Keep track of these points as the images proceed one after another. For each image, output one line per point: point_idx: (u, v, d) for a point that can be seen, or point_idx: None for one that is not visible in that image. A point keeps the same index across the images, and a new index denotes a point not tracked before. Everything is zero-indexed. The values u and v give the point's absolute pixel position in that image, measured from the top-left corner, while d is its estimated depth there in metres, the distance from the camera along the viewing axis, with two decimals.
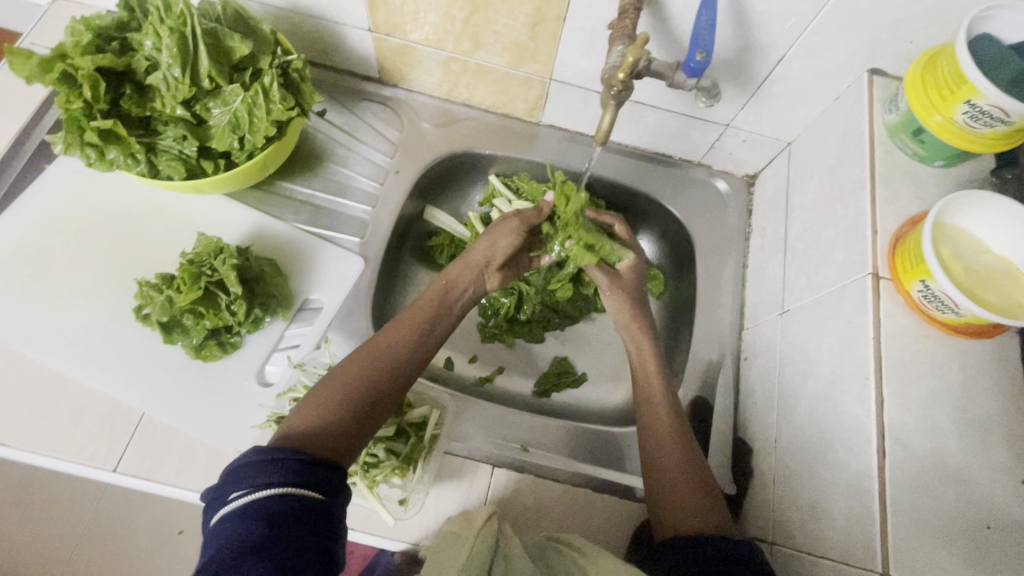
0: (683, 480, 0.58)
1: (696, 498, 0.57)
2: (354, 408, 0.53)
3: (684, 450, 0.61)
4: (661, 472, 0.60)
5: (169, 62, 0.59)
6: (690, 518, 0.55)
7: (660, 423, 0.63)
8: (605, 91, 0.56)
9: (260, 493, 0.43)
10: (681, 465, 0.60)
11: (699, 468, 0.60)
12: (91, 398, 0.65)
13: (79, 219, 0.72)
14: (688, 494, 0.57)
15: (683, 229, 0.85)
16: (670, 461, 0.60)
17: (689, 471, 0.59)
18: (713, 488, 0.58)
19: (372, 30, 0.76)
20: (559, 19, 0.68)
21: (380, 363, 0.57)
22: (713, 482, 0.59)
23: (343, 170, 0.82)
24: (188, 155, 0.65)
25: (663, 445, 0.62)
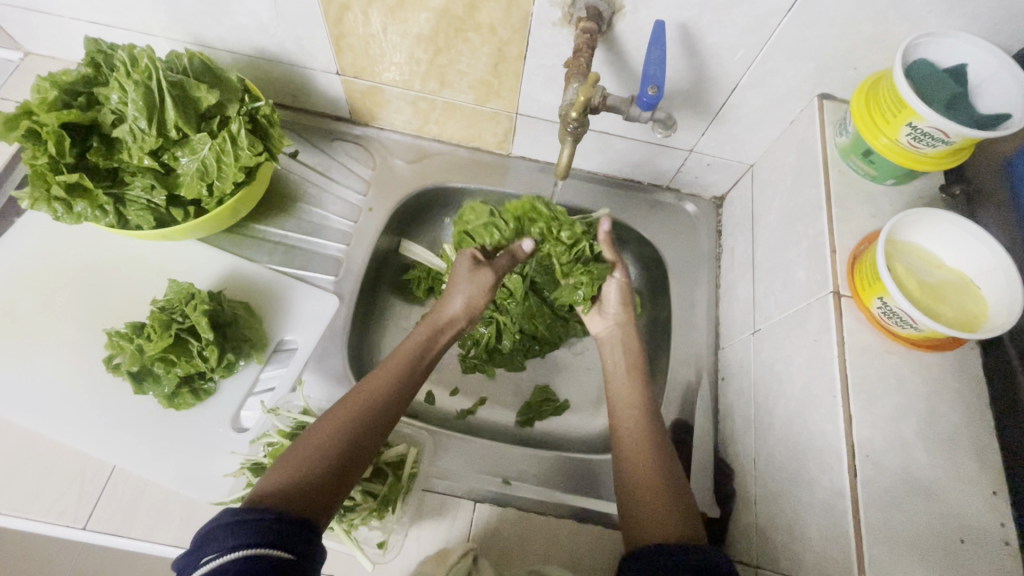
0: (647, 484, 0.59)
1: (668, 508, 0.57)
2: (332, 464, 0.51)
3: (658, 460, 0.62)
4: (634, 483, 0.60)
5: (136, 114, 0.60)
6: (662, 526, 0.55)
7: (627, 427, 0.65)
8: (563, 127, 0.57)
9: (227, 556, 0.41)
10: (654, 473, 0.60)
11: (674, 479, 0.60)
12: (60, 454, 0.64)
13: (49, 272, 0.72)
14: (659, 503, 0.58)
15: (655, 252, 0.86)
16: (644, 471, 0.61)
17: (662, 480, 0.60)
18: (686, 499, 0.59)
19: (340, 73, 0.78)
20: (519, 58, 0.70)
21: (361, 414, 0.55)
22: (686, 494, 0.60)
23: (317, 210, 0.82)
24: (157, 204, 0.65)
25: (636, 453, 0.63)
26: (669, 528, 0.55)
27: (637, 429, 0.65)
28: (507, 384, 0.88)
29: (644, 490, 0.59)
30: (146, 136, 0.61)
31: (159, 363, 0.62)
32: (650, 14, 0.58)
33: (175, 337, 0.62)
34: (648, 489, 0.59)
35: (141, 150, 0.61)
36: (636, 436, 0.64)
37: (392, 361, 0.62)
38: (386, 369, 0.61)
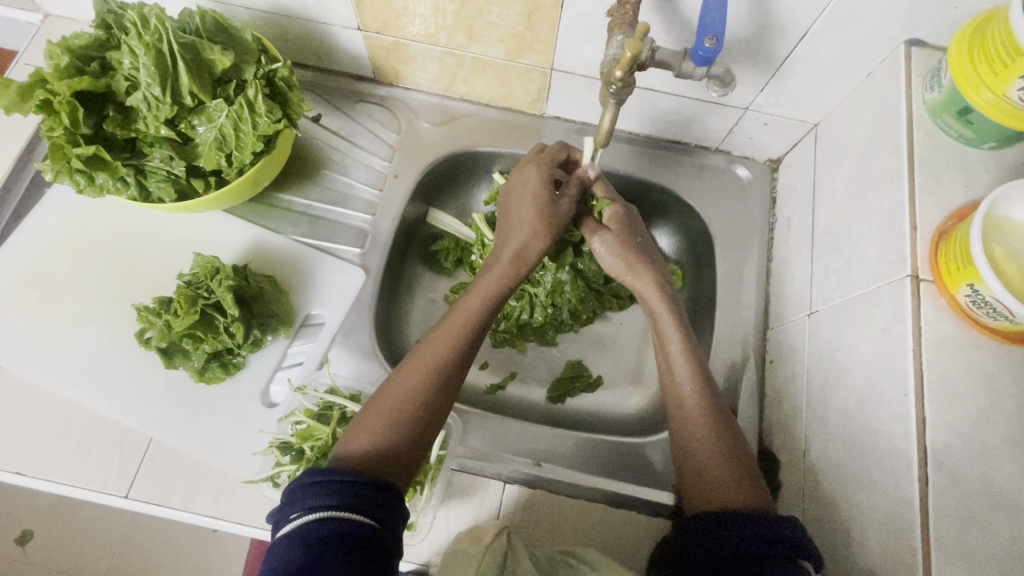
0: (711, 459, 0.56)
1: (737, 477, 0.55)
2: (406, 429, 0.52)
3: (716, 429, 0.58)
4: (695, 456, 0.57)
5: (149, 81, 0.57)
6: (730, 492, 0.54)
7: (686, 400, 0.60)
8: (605, 88, 0.51)
9: (312, 515, 0.43)
10: (714, 444, 0.57)
11: (732, 446, 0.57)
12: (100, 425, 0.65)
13: (79, 244, 0.72)
14: (722, 471, 0.55)
15: (701, 221, 0.80)
16: (700, 442, 0.58)
17: (721, 448, 0.57)
18: (746, 462, 0.57)
19: (362, 29, 0.73)
20: (555, 7, 0.63)
21: (431, 376, 0.55)
22: (746, 457, 0.57)
23: (341, 178, 0.79)
24: (177, 175, 0.63)
25: (690, 426, 0.59)
26: (738, 495, 0.53)
27: (690, 400, 0.60)
28: (539, 359, 0.85)
29: (701, 457, 0.57)
30: (161, 104, 0.58)
31: (187, 339, 0.61)
32: None
33: (205, 315, 0.62)
34: (707, 457, 0.56)
35: (157, 119, 0.59)
36: (689, 408, 0.60)
37: (459, 315, 0.60)
38: (451, 324, 0.59)
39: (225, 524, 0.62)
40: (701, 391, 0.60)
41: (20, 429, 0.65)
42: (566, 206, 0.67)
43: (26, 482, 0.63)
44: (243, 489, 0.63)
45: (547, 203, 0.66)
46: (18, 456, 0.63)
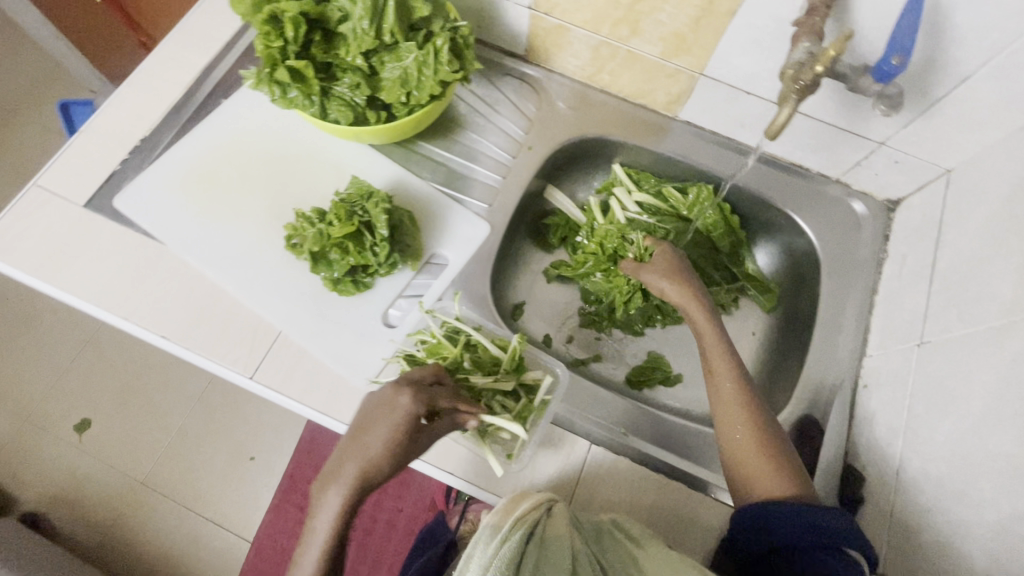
0: (747, 448, 0.59)
1: (775, 465, 0.58)
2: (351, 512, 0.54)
3: (752, 419, 0.61)
4: (732, 446, 0.61)
5: (361, 14, 0.64)
6: (771, 482, 0.57)
7: (723, 396, 0.63)
8: (789, 84, 0.55)
9: None
10: (750, 432, 0.60)
11: (774, 436, 0.60)
12: (237, 311, 0.72)
13: (245, 151, 0.80)
14: (762, 461, 0.58)
15: (809, 244, 0.83)
16: (735, 430, 0.61)
17: (757, 436, 0.60)
18: (783, 449, 0.59)
19: (532, 8, 0.79)
20: (728, 14, 0.67)
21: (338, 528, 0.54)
22: (783, 443, 0.60)
23: (479, 139, 0.85)
24: (357, 103, 0.70)
25: (727, 415, 0.62)
26: (776, 486, 0.57)
27: (728, 391, 0.63)
28: (625, 346, 0.89)
29: (739, 452, 0.60)
30: (365, 36, 0.65)
31: (337, 249, 0.68)
32: None
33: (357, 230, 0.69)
34: (750, 452, 0.59)
35: (358, 50, 0.66)
36: (727, 398, 0.63)
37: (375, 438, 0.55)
38: (373, 439, 0.55)
39: (333, 421, 0.68)
40: (742, 387, 0.63)
41: (169, 300, 0.72)
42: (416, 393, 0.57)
43: (168, 347, 0.70)
44: (354, 394, 0.69)
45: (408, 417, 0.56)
46: (166, 323, 0.71)
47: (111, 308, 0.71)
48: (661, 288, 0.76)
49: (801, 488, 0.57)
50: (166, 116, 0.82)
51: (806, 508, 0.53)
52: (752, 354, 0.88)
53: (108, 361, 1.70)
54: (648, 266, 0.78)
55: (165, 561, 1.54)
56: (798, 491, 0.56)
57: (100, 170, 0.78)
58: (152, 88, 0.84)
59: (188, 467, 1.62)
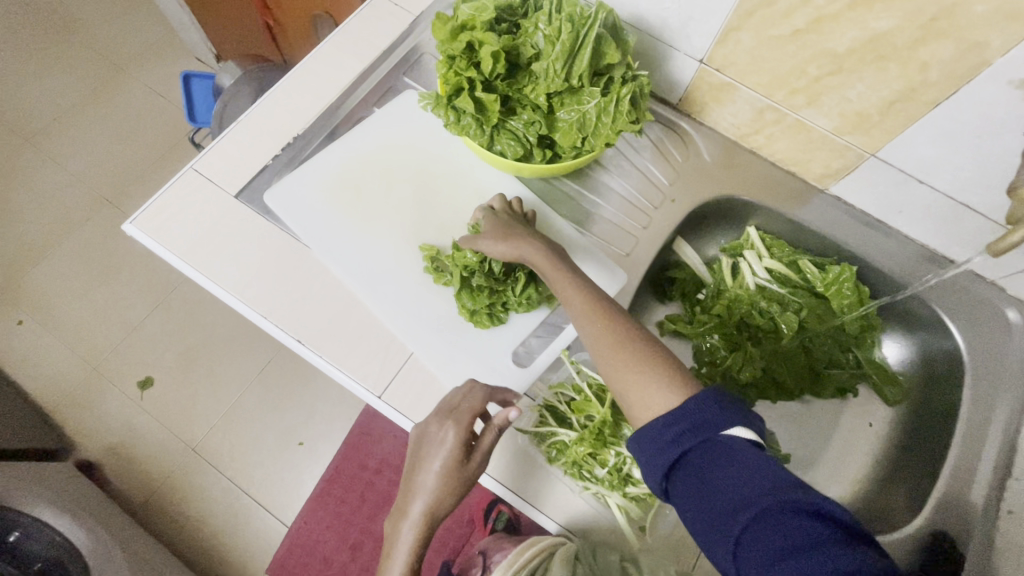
0: (614, 349, 0.58)
1: (636, 360, 0.57)
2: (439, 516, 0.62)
3: (607, 315, 0.61)
4: (614, 365, 0.58)
5: (558, 55, 0.63)
6: (645, 389, 0.55)
7: (589, 316, 0.61)
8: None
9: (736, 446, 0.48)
10: (614, 335, 0.59)
11: (631, 339, 0.59)
12: (372, 325, 0.72)
13: (394, 163, 0.80)
14: (623, 366, 0.57)
15: (953, 345, 0.79)
16: (611, 343, 0.59)
17: (615, 336, 0.59)
18: (633, 341, 0.59)
19: (704, 61, 0.78)
20: (928, 104, 0.64)
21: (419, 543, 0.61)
22: (632, 336, 0.59)
23: (621, 183, 0.84)
24: (528, 140, 0.69)
25: (610, 333, 0.60)
26: (663, 399, 0.54)
27: (598, 310, 0.62)
28: None
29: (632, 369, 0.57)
30: (556, 78, 0.64)
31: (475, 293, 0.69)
32: None
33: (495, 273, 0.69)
34: (628, 370, 0.57)
35: (544, 90, 0.65)
36: (598, 316, 0.61)
37: (440, 453, 0.59)
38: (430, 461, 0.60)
39: None
40: (595, 296, 0.62)
41: (308, 305, 0.72)
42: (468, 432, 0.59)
43: (301, 351, 0.71)
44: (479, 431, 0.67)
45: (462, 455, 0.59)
46: (302, 327, 0.71)
47: (251, 304, 0.71)
48: (517, 246, 0.65)
49: (677, 380, 0.55)
50: (320, 116, 0.83)
51: (679, 413, 0.51)
52: (870, 446, 0.84)
53: (179, 325, 1.74)
54: (486, 235, 0.67)
55: (204, 533, 1.55)
56: (681, 395, 0.53)
57: (253, 162, 0.79)
58: (309, 86, 0.85)
59: (240, 442, 1.63)
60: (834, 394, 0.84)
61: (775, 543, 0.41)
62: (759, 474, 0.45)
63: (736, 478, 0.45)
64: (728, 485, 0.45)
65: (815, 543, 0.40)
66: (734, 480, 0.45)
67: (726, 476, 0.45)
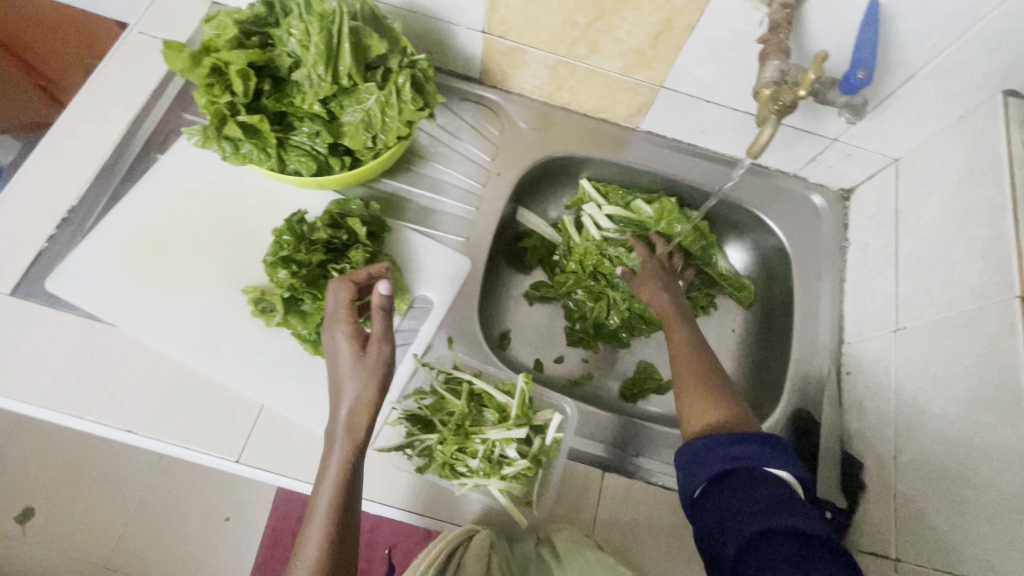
0: (697, 389, 0.62)
1: (708, 396, 0.60)
2: (333, 533, 0.53)
3: (692, 355, 0.66)
4: (684, 400, 0.62)
5: (315, 59, 0.59)
6: (710, 413, 0.59)
7: (682, 359, 0.66)
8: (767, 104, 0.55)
9: (776, 472, 0.50)
10: (690, 377, 0.63)
11: (709, 364, 0.64)
12: (212, 389, 0.66)
13: (194, 210, 0.73)
14: (700, 391, 0.61)
15: (778, 241, 0.86)
16: (686, 375, 0.64)
17: (700, 374, 0.63)
18: (718, 377, 0.63)
19: (486, 31, 0.77)
20: (686, 29, 0.68)
21: (329, 520, 0.53)
22: (717, 375, 0.63)
23: (444, 169, 0.83)
24: (319, 151, 0.65)
25: (683, 368, 0.65)
26: (719, 414, 0.58)
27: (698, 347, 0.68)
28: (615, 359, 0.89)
29: (696, 389, 0.62)
30: (322, 82, 0.60)
31: (307, 294, 0.64)
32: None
33: (327, 273, 0.66)
34: (693, 399, 0.61)
35: (314, 96, 0.61)
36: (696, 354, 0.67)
37: (336, 442, 0.56)
38: (331, 459, 0.55)
39: None
40: (694, 338, 0.69)
41: (131, 389, 0.65)
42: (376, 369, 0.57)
43: (137, 441, 0.64)
44: None
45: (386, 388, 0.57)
46: (131, 415, 0.64)
47: (60, 408, 0.63)
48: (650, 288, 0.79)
49: (737, 410, 0.59)
50: (94, 179, 0.74)
51: (742, 442, 0.52)
52: (735, 351, 0.90)
53: (45, 440, 1.53)
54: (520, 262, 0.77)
55: None
56: (740, 417, 0.58)
57: (25, 251, 0.69)
58: (72, 148, 0.75)
59: (160, 543, 1.47)
60: (694, 313, 0.90)
61: (781, 552, 0.43)
62: (789, 498, 0.48)
63: (772, 497, 0.47)
64: (759, 498, 0.48)
65: (808, 558, 0.42)
66: (765, 496, 0.48)
67: (760, 492, 0.48)
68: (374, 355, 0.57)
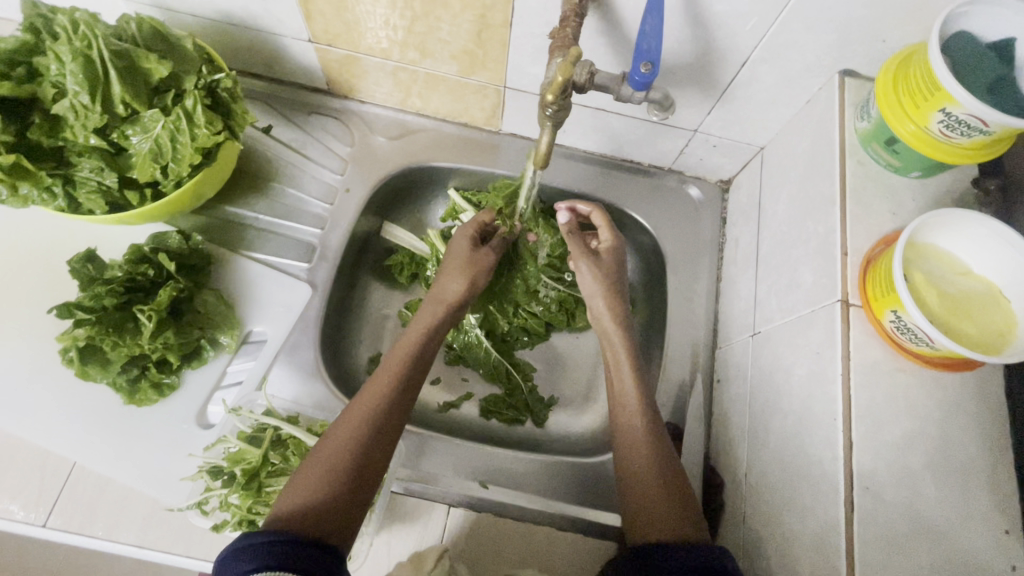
0: (653, 486, 0.56)
1: (664, 505, 0.54)
2: (366, 437, 0.54)
3: (652, 445, 0.58)
4: (641, 499, 0.55)
5: (77, 89, 0.55)
6: (665, 527, 0.52)
7: (632, 433, 0.60)
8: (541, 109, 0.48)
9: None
10: (652, 473, 0.57)
11: (673, 473, 0.57)
12: (20, 448, 0.62)
13: (1, 254, 0.67)
14: (660, 492, 0.55)
15: (655, 242, 0.81)
16: (642, 472, 0.57)
17: (657, 468, 0.57)
18: (679, 482, 0.56)
19: (313, 41, 0.72)
20: (504, 26, 0.63)
21: (366, 424, 0.55)
22: (680, 476, 0.57)
23: (290, 190, 0.78)
24: (109, 186, 0.60)
25: (637, 456, 0.58)
26: (666, 526, 0.52)
27: (637, 428, 0.60)
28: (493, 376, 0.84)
29: (646, 495, 0.55)
30: (90, 113, 0.56)
31: (108, 340, 0.59)
32: None
33: (132, 315, 0.61)
34: (652, 498, 0.55)
35: (86, 128, 0.56)
36: (635, 436, 0.59)
37: (403, 347, 0.63)
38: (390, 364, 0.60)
39: (147, 553, 0.59)
40: (650, 427, 0.60)
41: None
42: (460, 291, 0.69)
43: None
44: (168, 515, 0.60)
45: (441, 319, 0.67)
46: None
47: None
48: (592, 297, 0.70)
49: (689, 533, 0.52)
50: None
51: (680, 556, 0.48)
52: None
53: None
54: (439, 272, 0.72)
55: None
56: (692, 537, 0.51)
57: None
58: None
59: None
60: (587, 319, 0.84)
61: None
62: None
63: None
64: None
65: None
66: None
67: None
68: (476, 259, 0.72)
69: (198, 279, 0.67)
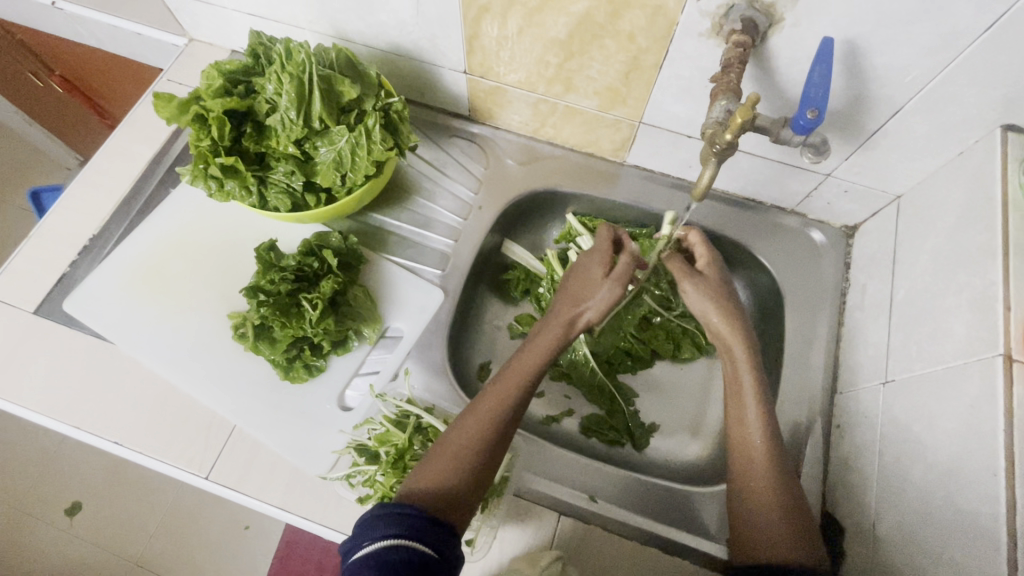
0: (771, 509, 0.56)
1: (779, 527, 0.55)
2: (488, 436, 0.57)
3: (772, 466, 0.59)
4: (751, 517, 0.57)
5: (287, 105, 0.65)
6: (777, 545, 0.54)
7: (753, 453, 0.60)
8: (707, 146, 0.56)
9: None
10: (770, 495, 0.57)
11: (795, 504, 0.57)
12: (192, 407, 0.71)
13: (194, 240, 0.79)
14: (780, 513, 0.56)
15: (774, 281, 0.81)
16: (759, 494, 0.58)
17: (775, 492, 0.57)
18: (799, 508, 0.57)
19: (467, 72, 0.80)
20: (655, 67, 0.67)
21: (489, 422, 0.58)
22: (799, 501, 0.58)
23: (428, 203, 0.85)
24: (295, 188, 0.69)
25: (755, 478, 0.59)
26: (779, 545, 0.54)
27: (756, 447, 0.60)
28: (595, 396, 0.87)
29: (760, 514, 0.57)
30: (294, 126, 0.65)
31: (277, 321, 0.66)
32: (814, 31, 0.55)
33: (297, 301, 0.68)
34: (766, 518, 0.56)
35: (288, 138, 0.66)
36: (754, 455, 0.60)
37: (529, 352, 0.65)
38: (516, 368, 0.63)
39: (291, 516, 0.66)
40: (771, 449, 0.60)
41: (125, 404, 0.71)
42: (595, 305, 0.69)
43: (124, 453, 0.69)
44: (312, 484, 0.67)
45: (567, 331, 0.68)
46: (123, 428, 0.70)
47: (64, 418, 0.70)
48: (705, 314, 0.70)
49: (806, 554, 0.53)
50: (114, 211, 0.82)
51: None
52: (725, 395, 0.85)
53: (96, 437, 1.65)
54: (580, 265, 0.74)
55: None
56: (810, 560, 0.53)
57: (51, 274, 0.78)
58: (98, 184, 0.84)
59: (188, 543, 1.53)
60: (693, 352, 0.85)
61: None
62: None
63: None
64: None
65: None
66: None
67: None
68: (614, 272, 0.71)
69: (350, 275, 0.75)
